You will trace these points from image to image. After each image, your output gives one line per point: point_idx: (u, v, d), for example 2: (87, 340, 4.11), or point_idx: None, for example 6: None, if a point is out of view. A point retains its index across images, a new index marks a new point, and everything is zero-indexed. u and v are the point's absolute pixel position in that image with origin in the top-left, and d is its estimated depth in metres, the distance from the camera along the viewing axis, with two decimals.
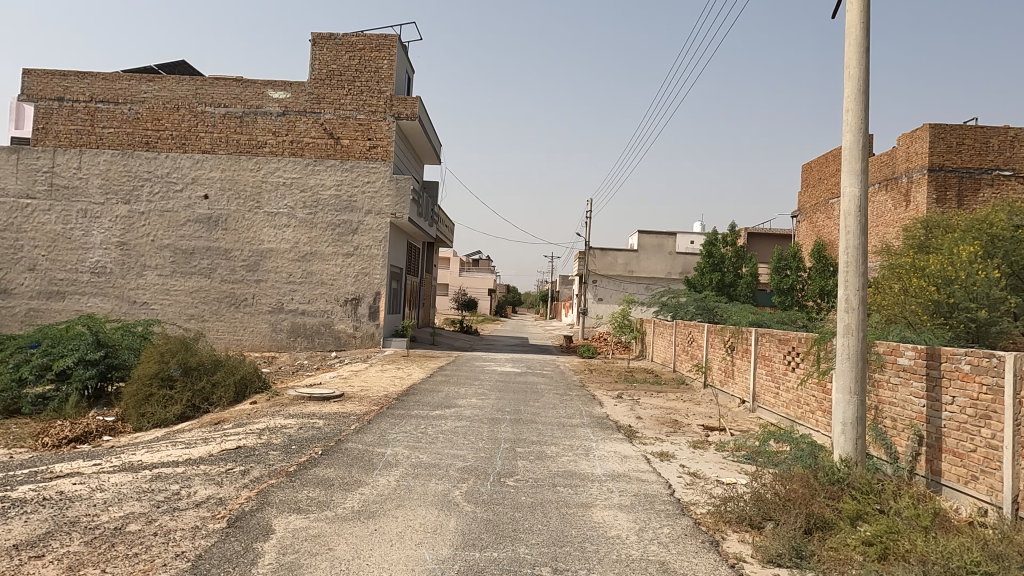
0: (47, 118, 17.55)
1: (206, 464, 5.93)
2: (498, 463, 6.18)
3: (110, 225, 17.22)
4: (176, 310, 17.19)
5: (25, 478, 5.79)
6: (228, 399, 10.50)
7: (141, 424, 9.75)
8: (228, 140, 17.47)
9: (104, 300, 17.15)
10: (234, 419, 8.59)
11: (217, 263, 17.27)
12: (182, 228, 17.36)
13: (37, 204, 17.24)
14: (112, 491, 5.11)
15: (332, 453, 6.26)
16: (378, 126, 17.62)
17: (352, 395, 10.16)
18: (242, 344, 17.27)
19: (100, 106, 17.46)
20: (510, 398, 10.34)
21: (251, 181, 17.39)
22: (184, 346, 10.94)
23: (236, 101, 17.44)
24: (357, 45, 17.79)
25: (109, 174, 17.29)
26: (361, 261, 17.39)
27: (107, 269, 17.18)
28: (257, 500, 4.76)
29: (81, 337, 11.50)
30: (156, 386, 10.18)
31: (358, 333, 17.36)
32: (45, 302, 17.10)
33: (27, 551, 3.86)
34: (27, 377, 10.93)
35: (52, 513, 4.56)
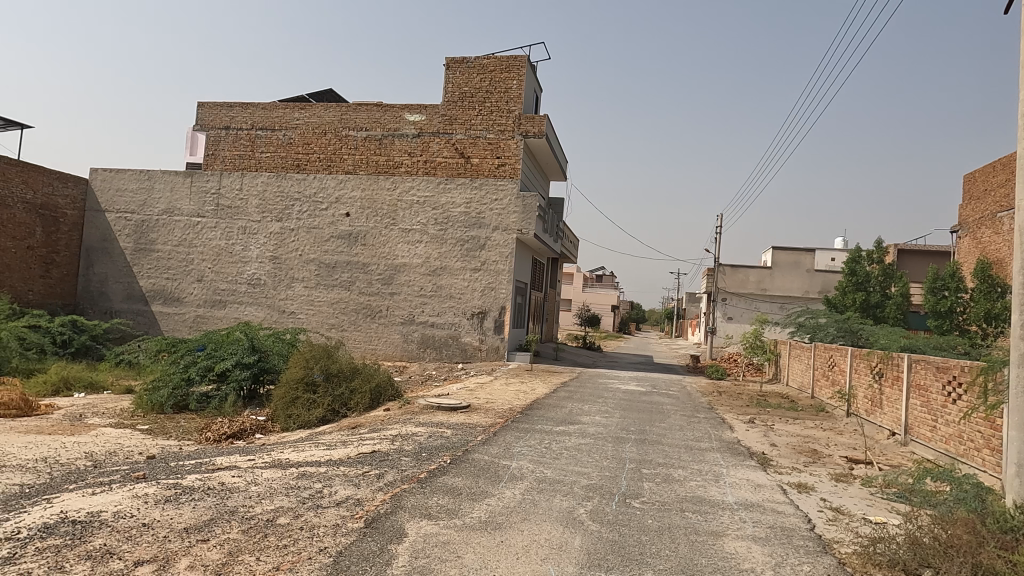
0: (215, 145, 20.17)
1: (345, 465, 6.31)
2: (624, 484, 6.07)
3: (264, 241, 18.85)
4: (319, 320, 18.50)
5: (192, 468, 6.46)
6: (364, 405, 11.21)
7: (288, 425, 10.48)
8: (369, 162, 19.03)
9: (258, 308, 18.79)
10: (370, 425, 9.09)
11: (355, 276, 18.41)
12: (326, 243, 18.63)
13: (205, 222, 19.16)
14: (264, 485, 5.56)
15: (460, 462, 6.45)
16: (506, 145, 18.29)
17: (478, 407, 10.39)
18: (377, 353, 18.23)
19: (259, 133, 19.78)
20: (634, 417, 10.14)
21: (388, 199, 18.32)
22: (326, 353, 11.71)
23: (376, 125, 19.09)
24: (487, 67, 18.70)
25: (265, 195, 18.90)
26: (488, 275, 17.82)
27: (262, 281, 18.81)
28: (391, 503, 5.00)
29: (239, 343, 12.66)
30: (301, 390, 10.94)
31: (484, 346, 17.76)
32: (210, 310, 19.00)
33: (196, 534, 4.29)
34: (193, 376, 12.12)
35: (215, 502, 5.04)
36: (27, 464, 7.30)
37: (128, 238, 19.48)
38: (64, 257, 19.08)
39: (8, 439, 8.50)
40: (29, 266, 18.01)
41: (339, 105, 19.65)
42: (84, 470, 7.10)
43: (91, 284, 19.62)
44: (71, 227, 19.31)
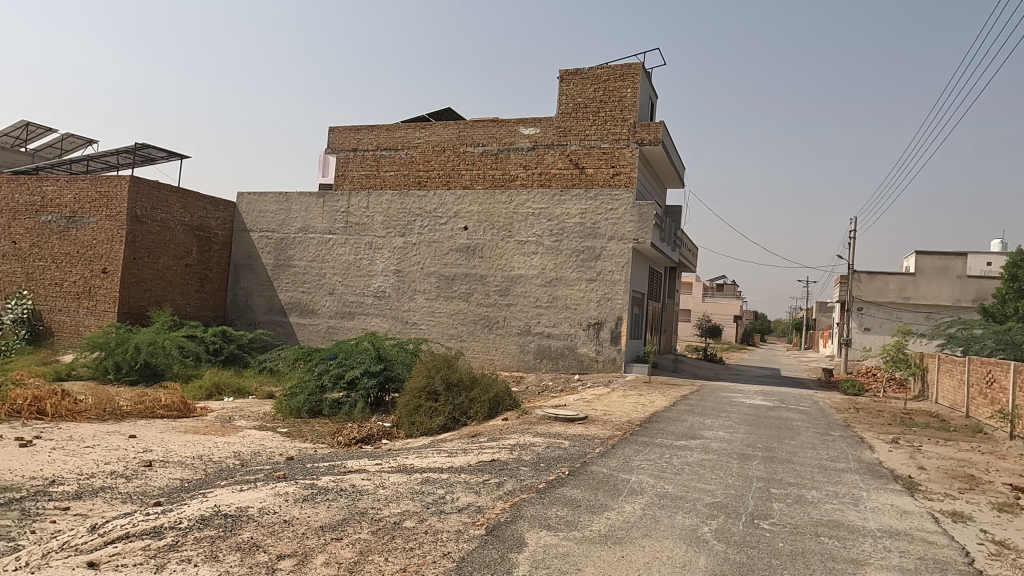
0: (345, 166, 21.53)
1: (466, 473, 6.47)
2: (752, 503, 5.78)
3: (389, 256, 19.78)
4: (439, 330, 19.14)
5: (326, 470, 6.89)
6: (483, 414, 11.44)
7: (412, 431, 10.92)
8: (485, 176, 19.56)
9: (383, 319, 19.74)
10: (488, 434, 9.26)
11: (473, 288, 18.88)
12: (445, 256, 19.26)
13: (336, 238, 20.42)
14: (391, 489, 5.82)
15: (579, 473, 6.42)
16: (621, 153, 18.13)
17: (596, 418, 10.30)
18: (495, 363, 18.57)
19: (384, 153, 20.90)
20: (761, 433, 9.64)
21: (504, 212, 18.66)
22: (447, 362, 12.06)
23: (492, 140, 19.61)
24: (601, 77, 18.70)
25: (390, 212, 19.86)
26: (604, 286, 17.66)
27: (387, 294, 19.74)
28: (511, 512, 5.06)
29: (366, 353, 13.34)
30: (424, 398, 11.34)
31: (600, 357, 17.59)
32: (340, 321, 20.20)
33: (330, 533, 4.57)
34: (326, 383, 12.93)
35: (347, 503, 5.34)
36: (185, 461, 8.08)
37: (269, 255, 21.11)
38: (215, 273, 21.01)
39: (170, 438, 9.47)
40: (187, 282, 19.97)
41: (456, 122, 20.37)
42: (233, 468, 7.76)
43: (238, 298, 21.44)
44: (222, 246, 21.21)
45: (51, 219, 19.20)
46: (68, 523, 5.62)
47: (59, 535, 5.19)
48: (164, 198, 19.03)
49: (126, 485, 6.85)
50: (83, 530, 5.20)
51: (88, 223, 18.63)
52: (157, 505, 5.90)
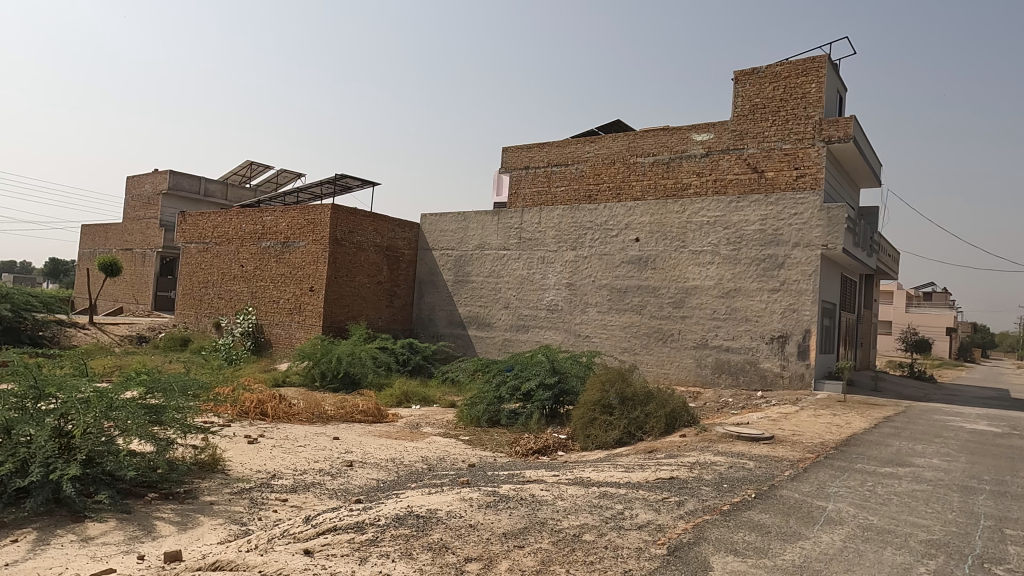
0: (518, 184, 22.32)
1: (644, 489, 6.34)
2: (979, 544, 5.01)
3: (561, 269, 20.05)
4: (612, 343, 19.00)
5: (506, 479, 7.13)
6: (660, 430, 11.10)
7: (587, 445, 10.93)
8: (657, 186, 19.28)
9: (556, 332, 20.02)
10: (666, 450, 9.01)
11: (647, 300, 18.52)
12: (617, 268, 19.10)
13: (510, 254, 21.11)
14: (569, 501, 5.87)
15: (766, 497, 6.01)
16: (805, 153, 16.86)
17: (783, 438, 9.62)
18: (670, 378, 18.03)
19: (554, 169, 21.35)
20: (988, 464, 8.36)
21: (677, 222, 18.16)
22: (621, 376, 11.90)
23: (663, 149, 19.28)
24: (781, 74, 17.61)
25: (561, 226, 20.15)
26: (788, 296, 16.40)
27: (559, 307, 20.01)
28: (693, 533, 4.86)
29: (541, 365, 13.59)
30: (598, 411, 11.32)
31: (786, 372, 16.35)
32: (515, 334, 20.80)
33: (512, 540, 4.71)
34: (504, 394, 13.36)
35: (527, 512, 5.48)
36: (381, 462, 8.80)
37: (449, 272, 22.34)
38: (403, 290, 22.67)
39: (367, 441, 10.37)
40: (379, 298, 21.76)
41: (626, 134, 20.29)
42: (422, 471, 8.31)
43: (422, 312, 22.92)
44: (408, 264, 22.84)
45: (270, 245, 22.00)
46: (287, 513, 6.36)
47: (280, 524, 5.89)
48: (359, 223, 20.98)
49: (332, 482, 7.61)
50: (299, 521, 5.85)
51: (298, 247, 21.08)
52: (358, 503, 6.49)
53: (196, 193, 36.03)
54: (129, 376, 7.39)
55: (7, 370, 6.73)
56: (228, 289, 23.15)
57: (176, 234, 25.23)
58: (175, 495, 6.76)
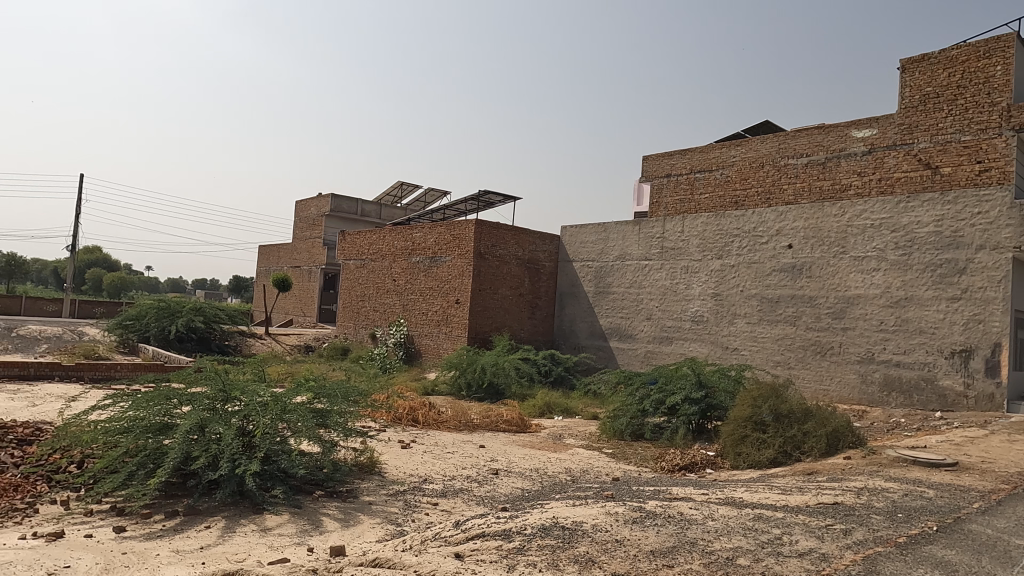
0: (659, 193, 21.87)
1: (804, 514, 5.90)
2: None
3: (706, 279, 18.77)
4: (764, 356, 17.51)
5: (652, 495, 6.95)
6: (820, 451, 10.27)
7: (737, 463, 10.42)
8: (812, 189, 18.08)
9: (702, 345, 18.73)
10: (827, 473, 8.33)
11: (803, 311, 16.92)
12: (768, 277, 17.69)
13: (651, 264, 20.05)
14: (721, 522, 5.60)
15: (951, 531, 5.35)
16: (990, 145, 15.03)
17: (970, 466, 8.55)
18: (831, 395, 16.30)
19: (698, 175, 20.69)
20: None
21: (835, 227, 16.49)
22: (775, 391, 11.17)
23: (819, 148, 18.10)
24: (958, 58, 15.72)
25: (706, 234, 18.92)
26: (972, 305, 14.29)
27: (705, 318, 18.71)
28: (863, 565, 4.45)
29: (687, 379, 13.10)
30: (750, 428, 10.72)
31: (970, 392, 14.13)
32: (658, 346, 19.64)
33: (661, 559, 4.58)
34: (647, 408, 13.05)
35: (676, 530, 5.30)
36: (525, 472, 8.93)
37: (590, 283, 21.73)
38: (544, 302, 22.61)
39: (512, 450, 10.57)
40: (521, 310, 22.00)
41: (776, 135, 19.28)
42: (565, 483, 8.33)
43: (564, 324, 22.54)
44: (548, 276, 22.72)
45: (419, 260, 23.22)
46: (438, 517, 6.64)
47: (432, 527, 6.16)
48: (501, 236, 21.51)
49: (479, 489, 7.84)
50: (449, 525, 6.08)
51: (445, 262, 22.05)
52: (504, 511, 6.63)
53: (354, 213, 38.99)
54: (299, 382, 8.10)
55: (201, 375, 7.63)
56: (382, 302, 24.72)
57: (337, 252, 27.41)
58: (338, 493, 7.30)
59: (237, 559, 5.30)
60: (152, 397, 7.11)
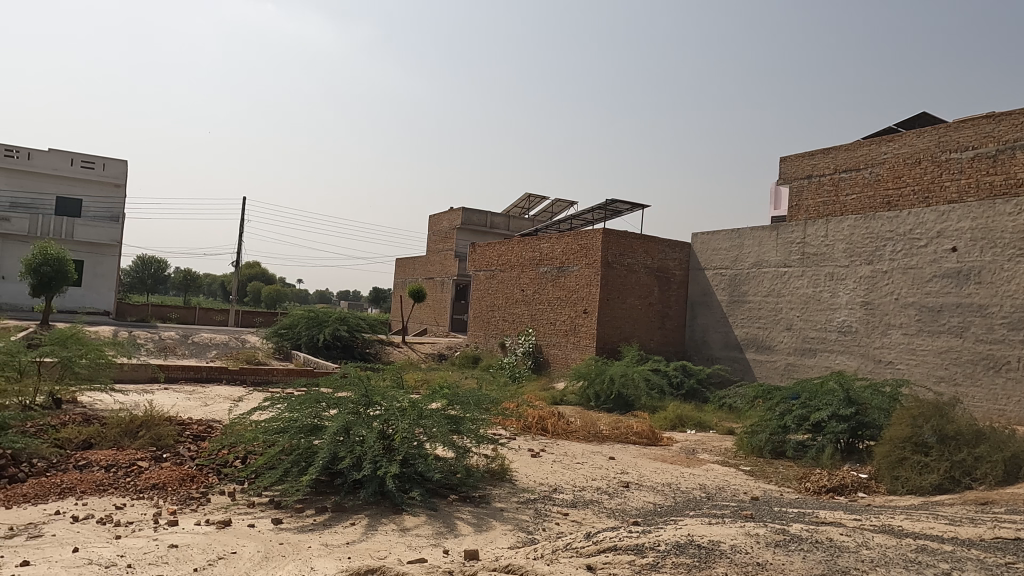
0: (799, 196, 20.51)
1: (978, 549, 5.27)
2: None
3: (854, 286, 17.22)
4: (924, 372, 15.72)
5: (796, 517, 6.52)
6: (996, 478, 9.09)
7: (895, 487, 9.54)
8: (979, 184, 16.13)
9: (850, 357, 17.19)
10: (1005, 503, 7.39)
11: (971, 321, 14.95)
12: (928, 284, 15.81)
13: (792, 271, 18.62)
14: (877, 551, 5.13)
15: None
16: None
17: None
18: (1008, 416, 14.18)
19: (843, 175, 19.34)
20: None
21: (1010, 227, 14.48)
22: (939, 410, 10.04)
23: (988, 140, 16.08)
24: None
25: (853, 238, 17.37)
26: None
27: (854, 328, 17.16)
28: None
29: (834, 394, 12.15)
30: (909, 450, 9.78)
31: None
32: (800, 358, 18.24)
33: None
34: (790, 424, 12.27)
35: (825, 557, 4.93)
36: (657, 486, 8.70)
37: (724, 291, 20.46)
38: (675, 312, 21.68)
39: (642, 463, 10.33)
40: (650, 320, 21.35)
41: (935, 128, 17.55)
42: (700, 500, 8.02)
43: (695, 334, 21.42)
44: (679, 285, 21.76)
45: (547, 270, 23.42)
46: (568, 527, 6.63)
47: (563, 537, 6.17)
48: (629, 245, 21.16)
49: (610, 501, 7.74)
50: (580, 536, 6.06)
51: (573, 271, 22.08)
52: (636, 525, 6.50)
53: (484, 226, 40.11)
54: (434, 389, 8.42)
55: (346, 380, 8.15)
56: (511, 312, 25.16)
57: (469, 263, 28.31)
58: (471, 499, 7.49)
59: (379, 556, 5.59)
60: (304, 400, 7.69)
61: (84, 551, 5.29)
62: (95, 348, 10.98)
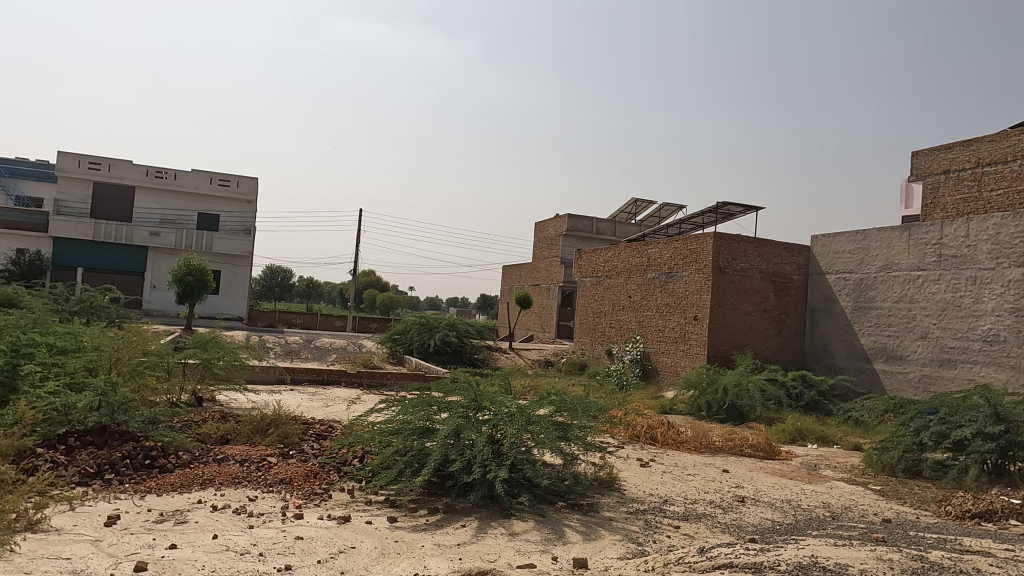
0: (934, 193, 18.95)
1: None
2: None
3: (1002, 291, 15.35)
4: None
5: (936, 544, 5.96)
6: None
7: None
8: None
9: (998, 370, 15.31)
10: None
11: None
12: None
13: (927, 275, 16.93)
14: None
15: None
16: None
17: None
18: None
19: (987, 169, 17.59)
20: None
21: None
22: None
23: None
24: None
25: (1000, 237, 15.50)
26: None
27: (1001, 337, 15.29)
28: None
29: (979, 410, 11.06)
30: None
31: None
32: (938, 370, 16.53)
33: None
34: (926, 442, 11.22)
35: None
36: (775, 502, 8.25)
37: (848, 297, 19.06)
38: (792, 319, 20.50)
39: (759, 477, 9.84)
40: (766, 327, 20.33)
41: None
42: (823, 519, 7.52)
43: (816, 342, 20.14)
44: (797, 290, 20.55)
45: (655, 275, 22.94)
46: (680, 540, 6.43)
47: (675, 550, 6.00)
48: (742, 249, 20.29)
49: (724, 516, 7.43)
50: (694, 551, 5.87)
51: (682, 277, 21.49)
52: (754, 542, 6.20)
53: (590, 231, 39.97)
54: (542, 396, 8.45)
55: (456, 385, 8.35)
56: (619, 319, 24.84)
57: (575, 270, 28.27)
58: (579, 506, 7.44)
59: (489, 559, 5.68)
60: (417, 403, 7.95)
61: (223, 538, 5.74)
62: (231, 351, 11.93)
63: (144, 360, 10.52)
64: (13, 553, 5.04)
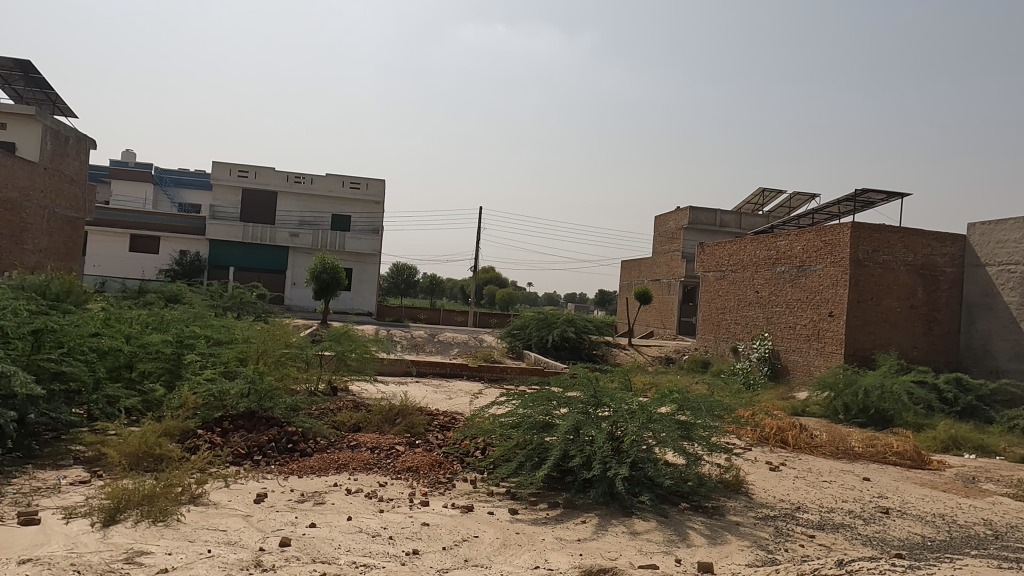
0: None
1: None
2: None
3: None
4: None
5: None
6: None
7: None
8: None
9: None
10: None
11: None
12: None
13: None
14: None
15: None
16: None
17: None
18: None
19: None
20: None
21: None
22: None
23: None
24: None
25: None
26: None
27: None
28: None
29: None
30: None
31: None
32: None
33: None
34: None
35: None
36: (926, 517, 7.52)
37: (1013, 292, 16.96)
38: (944, 315, 18.62)
39: (906, 487, 9.04)
40: (913, 324, 18.63)
41: None
42: (983, 537, 6.78)
43: (974, 341, 18.13)
44: (951, 285, 18.65)
45: (785, 269, 21.68)
46: (815, 550, 6.06)
47: (810, 561, 5.66)
48: (885, 240, 18.68)
49: (865, 528, 6.89)
50: (830, 563, 5.51)
51: (815, 271, 20.15)
52: (901, 558, 5.71)
53: (714, 224, 38.42)
54: (664, 393, 8.25)
55: (576, 380, 8.32)
56: (745, 315, 23.73)
57: (697, 264, 27.36)
58: (703, 509, 7.18)
59: (610, 557, 5.62)
60: (536, 397, 8.02)
61: (356, 520, 6.10)
62: (362, 344, 12.62)
63: (286, 352, 11.40)
64: (180, 522, 5.64)
